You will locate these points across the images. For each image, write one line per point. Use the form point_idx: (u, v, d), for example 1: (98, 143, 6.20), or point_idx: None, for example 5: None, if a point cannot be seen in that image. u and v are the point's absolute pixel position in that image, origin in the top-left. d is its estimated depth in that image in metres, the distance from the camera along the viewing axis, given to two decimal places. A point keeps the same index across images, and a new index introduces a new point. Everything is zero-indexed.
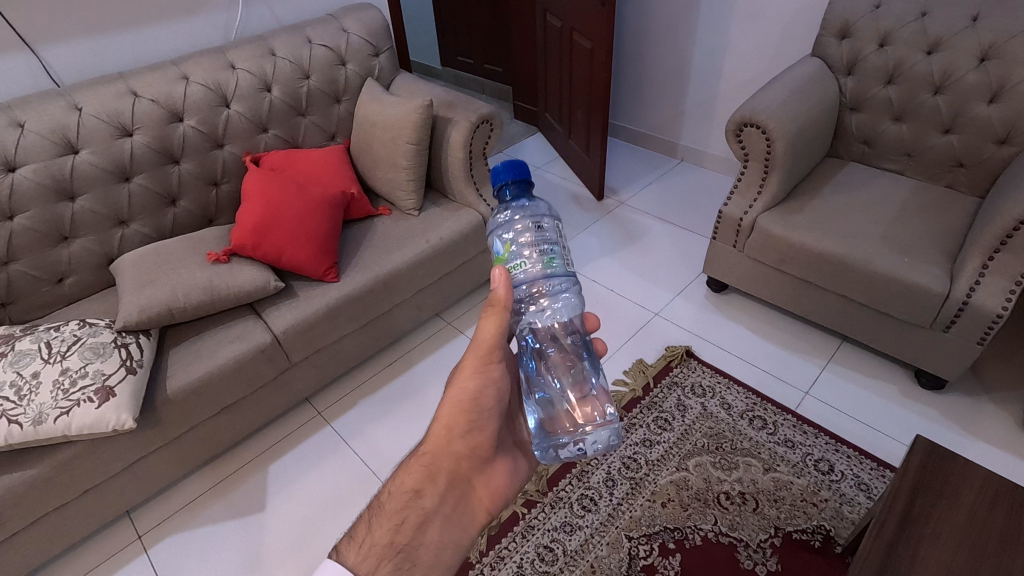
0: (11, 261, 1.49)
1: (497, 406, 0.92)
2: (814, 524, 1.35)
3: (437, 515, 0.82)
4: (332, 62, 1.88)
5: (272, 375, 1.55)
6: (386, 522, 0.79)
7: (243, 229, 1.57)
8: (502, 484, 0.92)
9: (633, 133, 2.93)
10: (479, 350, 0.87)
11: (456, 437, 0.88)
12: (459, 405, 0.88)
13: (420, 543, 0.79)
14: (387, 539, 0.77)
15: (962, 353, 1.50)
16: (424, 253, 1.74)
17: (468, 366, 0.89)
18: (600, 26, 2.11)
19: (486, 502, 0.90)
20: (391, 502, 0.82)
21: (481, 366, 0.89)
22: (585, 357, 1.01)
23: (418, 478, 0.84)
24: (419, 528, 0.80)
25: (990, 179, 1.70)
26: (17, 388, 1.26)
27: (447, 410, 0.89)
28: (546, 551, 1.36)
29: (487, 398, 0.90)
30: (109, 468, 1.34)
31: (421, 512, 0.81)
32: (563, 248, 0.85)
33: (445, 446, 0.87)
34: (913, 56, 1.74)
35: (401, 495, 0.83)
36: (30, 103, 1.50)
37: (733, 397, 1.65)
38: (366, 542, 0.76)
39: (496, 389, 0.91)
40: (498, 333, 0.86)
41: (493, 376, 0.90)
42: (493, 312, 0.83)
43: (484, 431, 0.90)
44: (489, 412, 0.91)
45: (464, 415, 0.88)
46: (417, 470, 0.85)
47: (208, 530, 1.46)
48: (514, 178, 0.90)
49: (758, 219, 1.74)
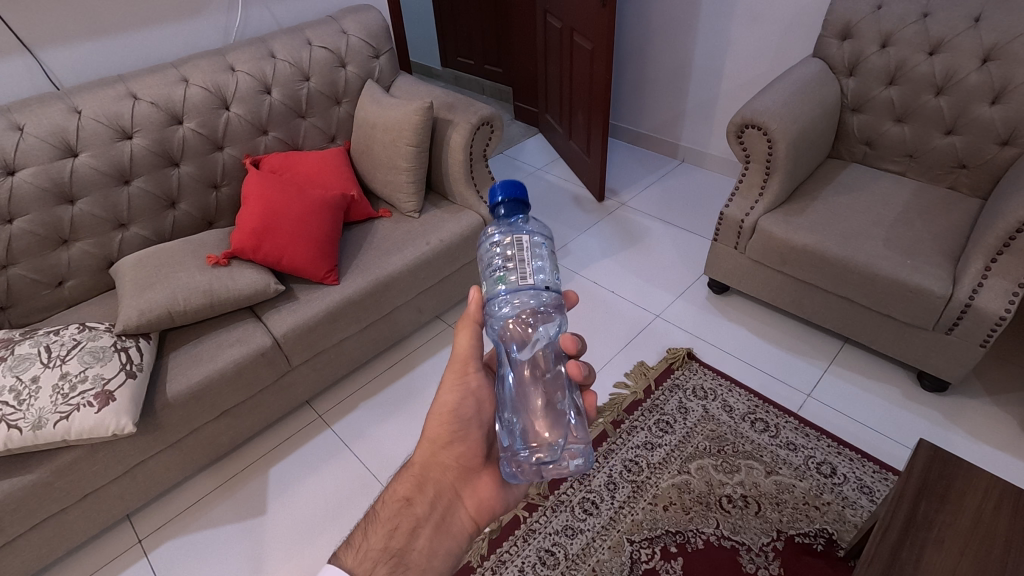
0: (10, 264, 1.49)
1: (480, 417, 0.91)
2: (816, 528, 1.35)
3: (427, 523, 0.83)
4: (332, 64, 1.88)
5: (272, 379, 1.55)
6: (379, 528, 0.80)
7: (243, 232, 1.57)
8: (490, 494, 0.90)
9: (633, 134, 2.93)
10: (456, 364, 0.89)
11: (441, 447, 0.88)
12: (441, 417, 0.89)
13: (412, 549, 0.79)
14: (381, 544, 0.78)
15: (965, 356, 1.49)
16: (425, 256, 1.74)
17: (447, 379, 0.90)
18: (600, 26, 2.10)
19: (475, 511, 0.88)
20: (385, 510, 0.83)
21: (459, 378, 0.90)
22: (568, 389, 0.92)
23: (408, 487, 0.86)
24: (411, 534, 0.81)
25: (991, 180, 1.70)
26: (17, 392, 1.25)
27: (431, 424, 0.89)
28: (547, 555, 1.36)
29: (468, 408, 0.90)
30: (109, 472, 1.33)
31: (413, 519, 0.82)
32: (520, 261, 0.78)
33: (432, 457, 0.88)
34: (915, 57, 1.73)
35: (394, 503, 0.84)
36: (29, 105, 1.49)
37: (734, 399, 1.65)
38: (362, 547, 0.78)
39: (476, 398, 0.91)
40: (473, 348, 0.89)
41: (472, 388, 0.91)
42: (465, 326, 0.87)
43: (467, 441, 0.89)
44: (471, 422, 0.90)
45: (446, 425, 0.88)
46: (408, 479, 0.87)
47: (209, 532, 1.46)
48: (504, 196, 0.86)
49: (759, 221, 1.73)
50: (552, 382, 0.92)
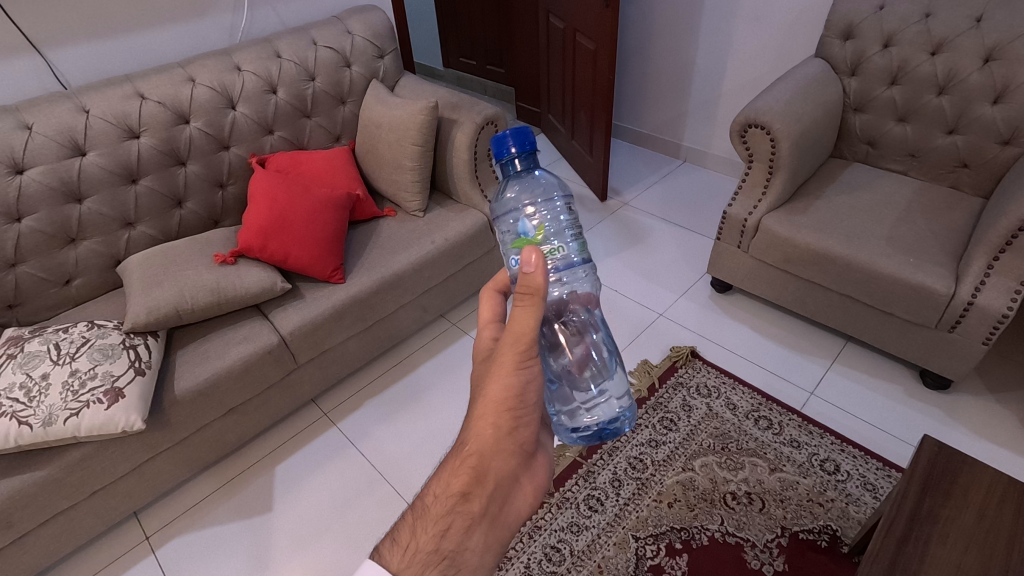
0: (18, 262, 1.49)
1: (539, 398, 0.84)
2: (820, 524, 1.36)
3: (483, 519, 0.77)
4: (337, 64, 1.89)
5: (278, 377, 1.55)
6: (431, 527, 0.75)
7: (250, 230, 1.57)
8: (542, 478, 0.87)
9: (635, 133, 2.94)
10: (516, 344, 0.79)
11: (504, 433, 0.80)
12: (503, 401, 0.79)
13: (465, 548, 0.74)
14: (432, 545, 0.73)
15: (968, 354, 1.50)
16: (430, 255, 1.74)
17: (507, 361, 0.79)
18: (603, 27, 2.12)
19: (530, 499, 0.84)
20: (436, 506, 0.77)
21: (521, 360, 0.80)
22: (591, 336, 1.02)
23: (465, 480, 0.78)
24: (466, 532, 0.75)
25: (992, 179, 1.71)
26: (27, 390, 1.26)
27: (490, 407, 0.80)
28: (553, 551, 1.37)
29: (530, 391, 0.81)
30: (118, 469, 1.34)
31: (467, 516, 0.76)
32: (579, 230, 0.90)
33: (492, 445, 0.80)
34: (917, 57, 1.74)
35: (447, 499, 0.77)
36: (38, 105, 1.50)
37: (737, 397, 1.66)
38: (411, 547, 0.73)
39: (536, 382, 0.82)
40: (535, 324, 0.79)
41: (533, 371, 0.82)
42: (526, 302, 0.78)
43: (530, 426, 0.82)
44: (531, 406, 0.82)
45: (510, 412, 0.80)
46: (465, 471, 0.78)
47: (216, 529, 1.47)
48: (519, 149, 0.90)
49: (762, 220, 1.74)
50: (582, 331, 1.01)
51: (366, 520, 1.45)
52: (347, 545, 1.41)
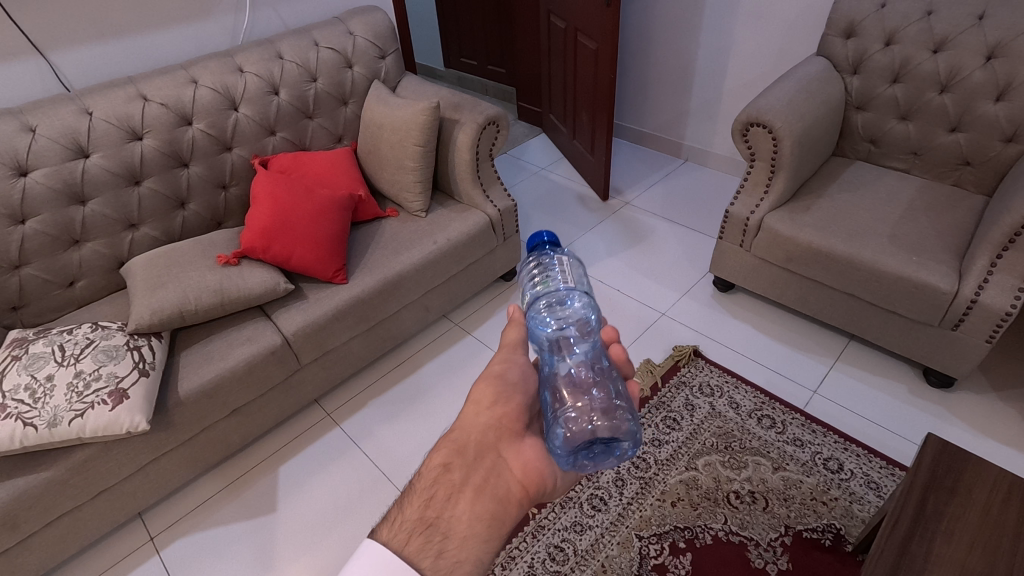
0: (22, 264, 1.50)
1: (528, 387, 0.90)
2: (824, 523, 1.35)
3: (467, 486, 0.78)
4: (339, 65, 1.89)
5: (281, 377, 1.56)
6: (416, 499, 0.76)
7: (253, 231, 1.58)
8: (536, 457, 0.84)
9: (637, 133, 2.94)
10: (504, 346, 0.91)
11: (483, 408, 0.86)
12: (488, 380, 0.88)
13: (450, 516, 0.74)
14: (418, 514, 0.74)
15: (972, 352, 1.50)
16: (432, 255, 1.75)
17: (497, 358, 0.91)
18: (604, 26, 2.11)
19: (521, 475, 0.82)
20: (421, 481, 0.79)
21: (509, 356, 0.91)
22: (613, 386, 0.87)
23: (446, 454, 0.81)
24: (450, 501, 0.76)
25: (996, 177, 1.70)
26: (31, 391, 1.27)
27: (477, 388, 0.87)
28: (557, 551, 1.37)
29: (517, 377, 0.89)
30: (123, 470, 1.35)
31: (450, 485, 0.78)
32: (561, 266, 0.94)
33: (472, 420, 0.85)
34: (919, 55, 1.74)
35: (431, 472, 0.80)
36: (41, 107, 1.51)
37: (741, 396, 1.65)
38: (398, 519, 0.73)
39: (523, 371, 0.90)
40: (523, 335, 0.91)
41: (521, 363, 0.91)
42: (512, 325, 0.91)
43: (512, 402, 0.87)
44: (517, 390, 0.88)
45: (493, 390, 0.87)
46: (446, 447, 0.83)
47: (220, 530, 1.47)
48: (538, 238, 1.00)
49: (764, 219, 1.74)
50: (605, 381, 0.88)
51: (369, 520, 1.46)
52: (352, 544, 1.41)
